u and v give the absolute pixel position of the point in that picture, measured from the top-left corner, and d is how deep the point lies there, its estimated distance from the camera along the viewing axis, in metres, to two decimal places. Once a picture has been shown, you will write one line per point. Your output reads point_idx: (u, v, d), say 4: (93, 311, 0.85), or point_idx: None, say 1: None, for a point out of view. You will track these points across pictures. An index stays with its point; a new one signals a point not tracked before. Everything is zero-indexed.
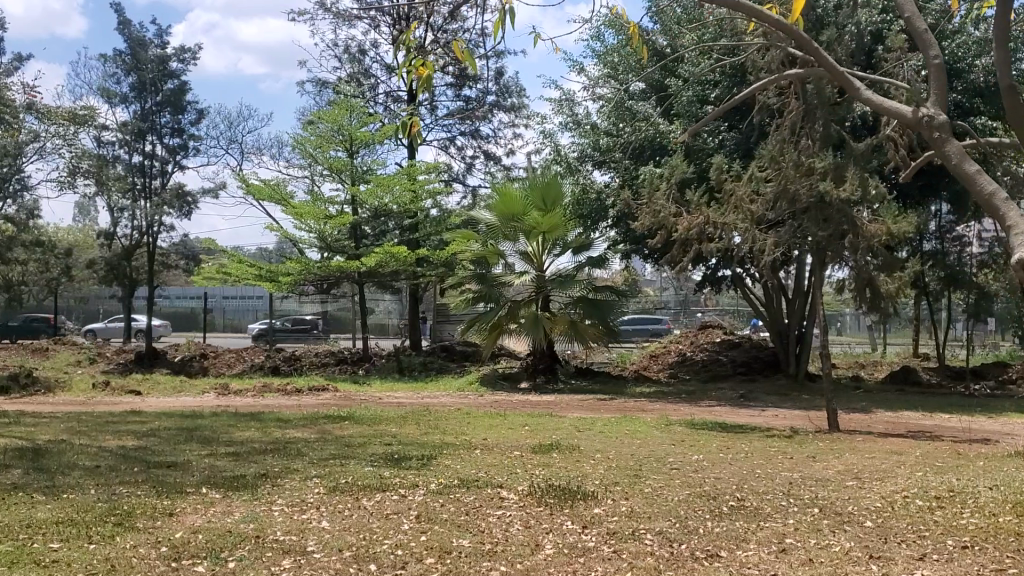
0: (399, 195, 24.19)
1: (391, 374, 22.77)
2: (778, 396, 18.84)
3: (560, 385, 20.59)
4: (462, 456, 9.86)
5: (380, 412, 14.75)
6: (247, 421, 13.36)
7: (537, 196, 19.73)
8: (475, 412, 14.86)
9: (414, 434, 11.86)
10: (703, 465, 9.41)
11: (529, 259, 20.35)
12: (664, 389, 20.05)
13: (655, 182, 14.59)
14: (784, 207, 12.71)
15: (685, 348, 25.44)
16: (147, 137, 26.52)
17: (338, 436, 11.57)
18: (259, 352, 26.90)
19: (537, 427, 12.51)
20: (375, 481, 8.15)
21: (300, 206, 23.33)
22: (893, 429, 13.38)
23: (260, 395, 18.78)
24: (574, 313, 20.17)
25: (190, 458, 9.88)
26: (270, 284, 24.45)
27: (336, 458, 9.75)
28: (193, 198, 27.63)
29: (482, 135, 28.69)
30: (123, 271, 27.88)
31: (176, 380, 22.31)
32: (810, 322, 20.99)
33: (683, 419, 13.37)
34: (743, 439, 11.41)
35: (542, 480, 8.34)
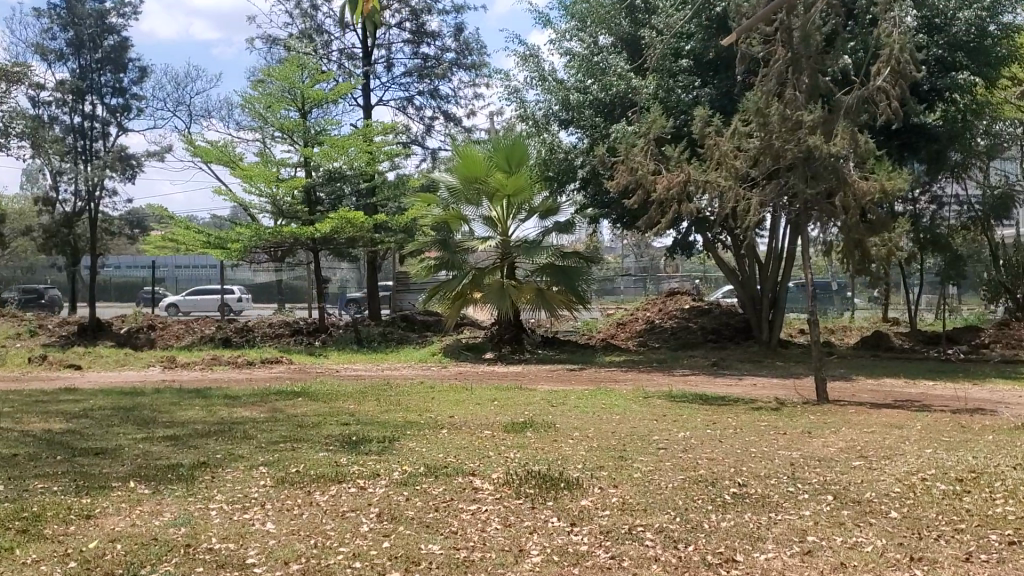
0: (355, 157, 22.96)
1: (349, 345, 21.73)
2: (753, 365, 18.15)
3: (526, 355, 19.72)
4: (428, 437, 8.92)
5: (337, 386, 13.73)
6: (191, 399, 12.27)
7: (501, 157, 18.73)
8: (439, 386, 13.92)
9: (374, 411, 10.90)
10: (692, 443, 8.56)
11: (493, 224, 19.41)
12: (634, 358, 19.29)
13: (630, 139, 13.66)
14: (769, 164, 11.86)
15: (654, 316, 24.66)
16: (87, 96, 24.95)
17: (291, 415, 10.55)
18: (210, 323, 25.63)
19: (506, 402, 11.59)
20: (330, 470, 7.18)
21: (249, 168, 21.97)
22: (881, 399, 12.67)
23: (209, 369, 17.69)
24: (540, 281, 19.28)
25: (123, 444, 8.80)
26: (219, 251, 23.19)
27: (287, 442, 8.74)
28: (137, 161, 26.18)
29: (442, 95, 27.51)
30: (64, 240, 26.37)
31: (119, 353, 21.06)
32: (784, 288, 20.31)
33: (662, 392, 12.53)
34: (729, 413, 10.60)
35: (518, 465, 7.42)
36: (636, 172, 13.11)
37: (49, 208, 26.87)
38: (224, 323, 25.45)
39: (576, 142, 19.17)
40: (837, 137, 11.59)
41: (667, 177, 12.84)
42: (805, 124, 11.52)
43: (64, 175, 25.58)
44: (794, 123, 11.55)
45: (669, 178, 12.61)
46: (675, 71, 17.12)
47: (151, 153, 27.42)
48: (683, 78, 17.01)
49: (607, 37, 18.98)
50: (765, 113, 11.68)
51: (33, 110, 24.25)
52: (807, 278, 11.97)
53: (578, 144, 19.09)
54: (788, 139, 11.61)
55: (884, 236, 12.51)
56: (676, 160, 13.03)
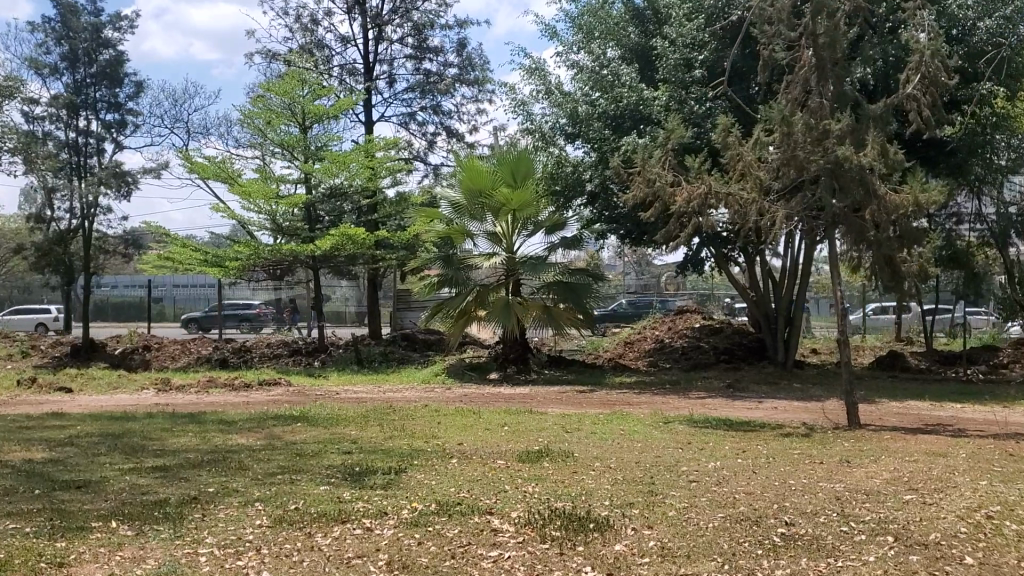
0: (356, 173, 22.34)
1: (349, 365, 21.07)
2: (769, 386, 17.49)
3: (533, 376, 19.06)
4: (437, 467, 8.26)
5: (338, 410, 13.06)
6: (184, 425, 11.60)
7: (505, 172, 18.10)
8: (445, 409, 13.25)
9: (378, 438, 10.24)
10: (725, 477, 7.90)
11: (497, 239, 18.78)
12: (645, 379, 18.63)
13: (646, 151, 13.05)
14: (795, 175, 11.27)
15: (663, 334, 24.02)
16: (81, 111, 24.35)
17: (290, 443, 9.88)
18: (206, 343, 24.97)
19: (518, 428, 10.93)
20: (332, 507, 6.51)
21: (246, 184, 21.35)
22: (912, 423, 12.03)
23: (204, 392, 17.01)
24: (546, 299, 18.63)
25: (108, 476, 8.13)
26: (216, 269, 22.56)
27: (285, 473, 8.07)
28: (132, 177, 25.62)
29: (444, 111, 26.98)
30: (56, 258, 25.69)
31: (112, 375, 20.39)
32: (799, 307, 19.69)
33: (682, 416, 11.86)
34: (757, 441, 9.94)
35: (538, 501, 6.78)
36: (651, 184, 12.50)
37: (42, 225, 26.22)
38: (221, 343, 24.79)
39: (584, 156, 18.56)
40: (867, 147, 11.01)
41: (685, 190, 12.24)
42: (832, 133, 10.94)
43: (57, 191, 24.95)
44: (821, 132, 10.96)
45: (687, 192, 11.99)
46: (688, 82, 16.57)
47: (147, 170, 26.88)
48: (696, 90, 16.47)
49: (615, 49, 18.43)
50: (790, 122, 11.09)
51: (26, 125, 23.69)
52: (836, 296, 11.36)
53: (586, 158, 18.48)
54: (814, 150, 11.05)
55: (914, 251, 11.90)
56: (694, 172, 12.44)
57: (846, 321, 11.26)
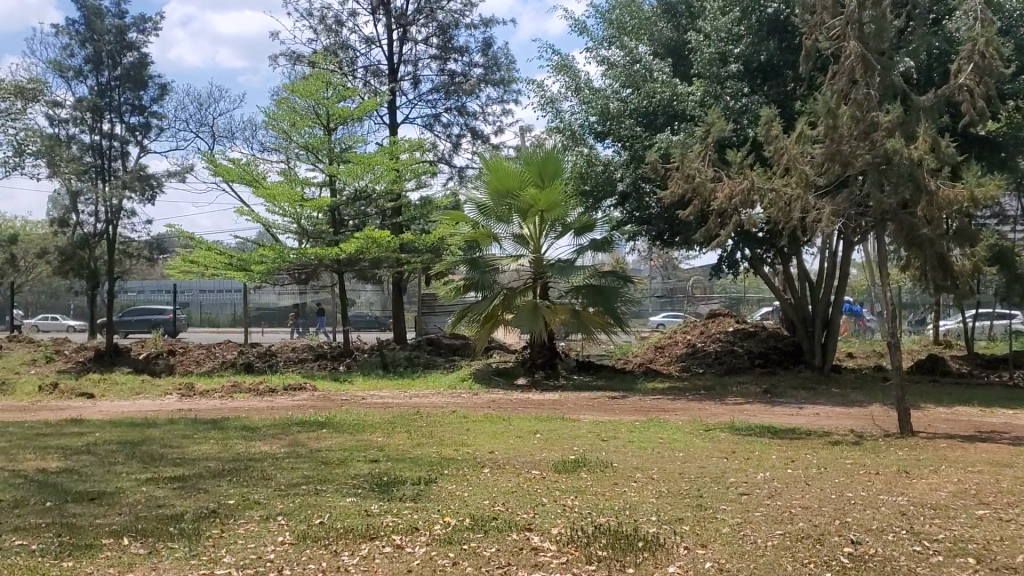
0: (381, 175, 21.98)
1: (374, 370, 20.68)
2: (808, 392, 16.89)
3: (562, 381, 18.57)
4: (469, 478, 7.81)
5: (364, 417, 12.65)
6: (206, 432, 11.22)
7: (534, 172, 17.69)
8: (474, 416, 12.79)
9: (405, 446, 9.80)
10: (777, 489, 7.40)
11: (525, 241, 18.34)
12: (678, 385, 18.08)
13: (682, 147, 12.57)
14: (840, 171, 10.76)
15: (694, 339, 23.47)
16: (105, 114, 24.15)
17: (314, 451, 9.46)
18: (230, 348, 24.67)
19: (551, 436, 10.47)
20: (360, 522, 6.08)
21: (270, 186, 21.04)
22: (965, 430, 11.42)
23: (227, 397, 16.66)
24: (575, 303, 18.15)
25: (124, 486, 7.74)
26: (240, 273, 22.26)
27: (309, 484, 7.66)
28: (156, 181, 25.43)
29: (470, 111, 26.57)
30: (80, 262, 25.48)
31: (135, 380, 20.10)
32: (837, 310, 19.10)
33: (723, 424, 11.33)
34: (806, 450, 9.41)
35: (580, 517, 6.31)
36: (689, 182, 12.01)
37: (66, 230, 26.08)
38: (245, 348, 24.47)
39: (614, 155, 18.11)
40: (917, 141, 10.48)
41: (725, 187, 11.73)
42: (881, 126, 10.41)
43: (82, 195, 24.76)
44: (868, 125, 10.45)
45: (726, 188, 11.49)
46: (723, 77, 16.07)
47: (172, 173, 26.68)
48: (731, 85, 15.98)
49: (647, 46, 17.95)
50: (835, 115, 10.59)
51: (50, 129, 23.53)
52: (885, 298, 10.81)
53: (617, 157, 18.01)
54: (861, 144, 10.53)
55: (967, 250, 11.33)
56: (733, 169, 11.94)
57: (896, 323, 10.70)
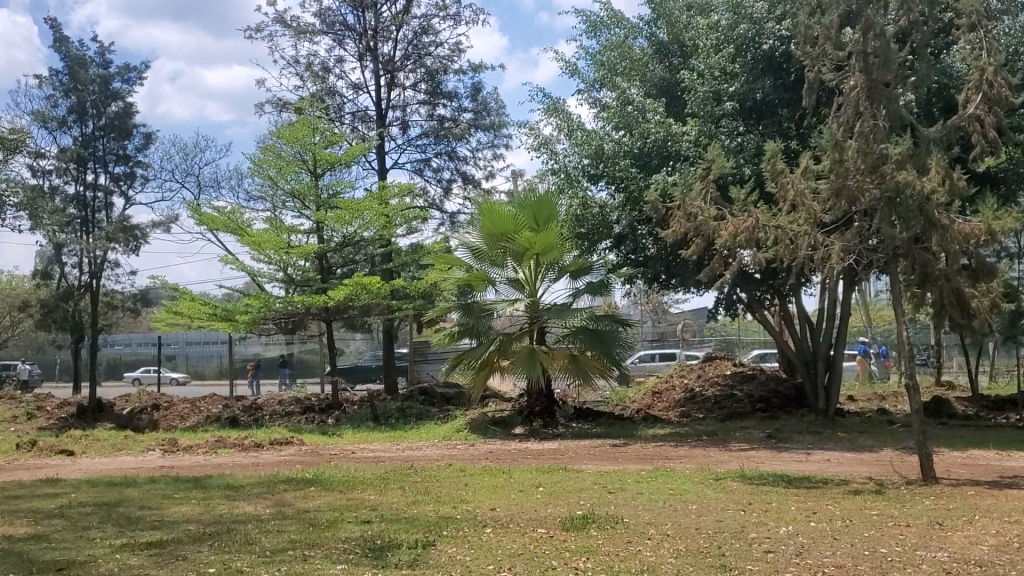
0: (370, 221, 21.55)
1: (365, 422, 20.04)
2: (814, 436, 16.34)
3: (560, 430, 17.96)
4: (470, 540, 7.23)
5: (355, 472, 12.03)
6: (188, 491, 10.59)
7: (527, 215, 17.28)
8: (471, 468, 12.18)
9: (400, 504, 9.21)
10: (805, 546, 6.85)
11: (519, 285, 17.90)
12: (680, 431, 17.50)
13: (682, 184, 12.17)
14: (848, 205, 10.36)
15: (692, 383, 22.91)
16: (89, 164, 23.73)
17: (301, 512, 8.85)
18: (216, 402, 23.96)
19: (555, 490, 9.88)
20: None
21: (257, 234, 20.58)
22: (988, 475, 10.89)
23: (212, 453, 15.99)
24: (572, 348, 17.64)
25: (95, 554, 7.12)
26: (226, 323, 21.67)
27: (297, 549, 7.08)
28: (141, 232, 24.97)
29: (460, 156, 26.24)
30: (63, 315, 24.89)
31: (117, 436, 19.39)
32: (839, 350, 18.64)
33: (734, 473, 10.76)
34: (827, 501, 8.86)
35: None
36: (691, 220, 11.58)
37: (49, 282, 25.52)
38: (232, 401, 23.76)
39: (610, 196, 17.74)
40: (929, 173, 10.10)
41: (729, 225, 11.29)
42: (891, 158, 10.04)
43: (65, 247, 24.24)
44: (877, 157, 10.07)
45: (731, 225, 11.06)
46: (718, 116, 15.75)
47: (157, 223, 26.21)
48: (726, 124, 15.67)
49: (640, 86, 17.66)
50: (841, 149, 10.21)
51: (32, 180, 23.06)
52: (901, 337, 10.34)
53: (612, 198, 17.65)
54: (870, 177, 10.15)
55: (982, 285, 10.92)
56: (736, 206, 11.54)
57: (913, 363, 10.23)
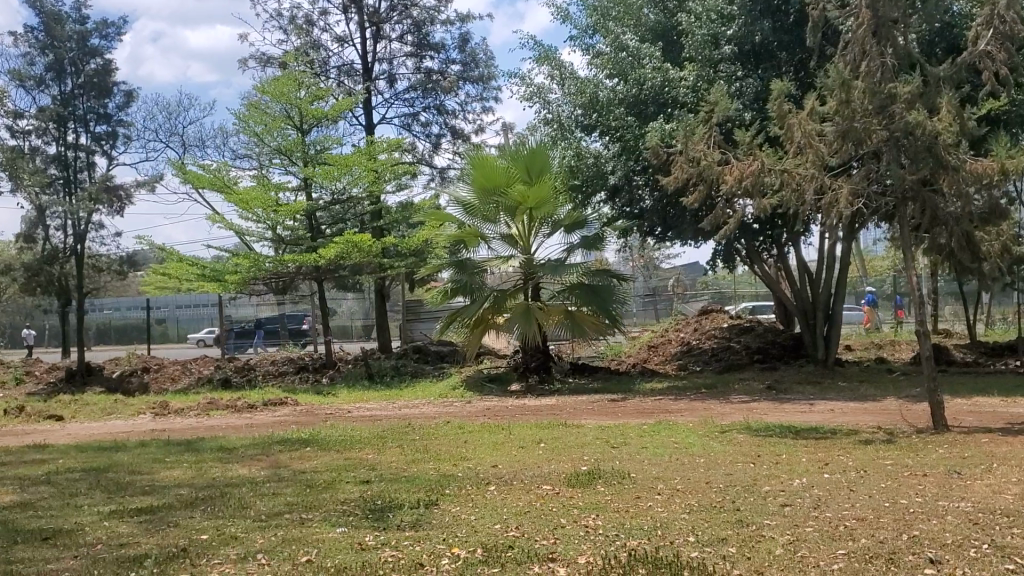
0: (358, 177, 21.06)
1: (359, 381, 19.78)
2: (815, 387, 16.14)
3: (557, 385, 17.73)
4: (474, 498, 6.96)
5: (351, 432, 11.75)
6: (180, 454, 10.29)
7: (521, 168, 16.85)
8: (470, 426, 11.93)
9: (399, 462, 8.94)
10: (821, 499, 6.59)
11: (513, 241, 17.52)
12: (678, 385, 17.29)
13: (682, 130, 11.76)
14: (855, 148, 9.99)
15: (688, 336, 22.69)
16: (69, 124, 23.10)
17: (297, 473, 8.57)
18: (208, 364, 23.65)
19: (557, 445, 9.63)
20: (355, 559, 5.26)
21: (243, 192, 20.12)
22: (997, 422, 10.69)
23: (204, 415, 15.71)
24: (568, 303, 17.35)
25: (82, 522, 6.83)
26: (215, 284, 21.27)
27: (293, 513, 6.82)
28: (125, 192, 24.44)
29: (449, 110, 25.71)
30: (48, 278, 24.44)
31: (108, 400, 19.08)
32: (838, 299, 18.42)
33: (739, 425, 10.51)
34: (838, 452, 8.62)
35: (607, 541, 5.52)
36: (692, 166, 11.20)
37: (32, 245, 25.02)
38: (223, 363, 23.45)
39: (604, 147, 17.30)
40: (939, 112, 9.74)
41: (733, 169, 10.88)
42: (900, 97, 9.65)
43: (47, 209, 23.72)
44: (886, 97, 9.68)
45: (734, 171, 10.70)
46: (716, 60, 15.41)
47: (141, 183, 25.67)
48: (725, 68, 15.38)
49: (635, 31, 17.13)
50: (848, 88, 9.82)
51: (10, 141, 22.44)
52: (910, 283, 10.06)
53: (607, 149, 17.19)
54: (877, 118, 9.78)
55: (991, 228, 10.63)
56: (739, 151, 11.15)
57: (922, 309, 9.96)
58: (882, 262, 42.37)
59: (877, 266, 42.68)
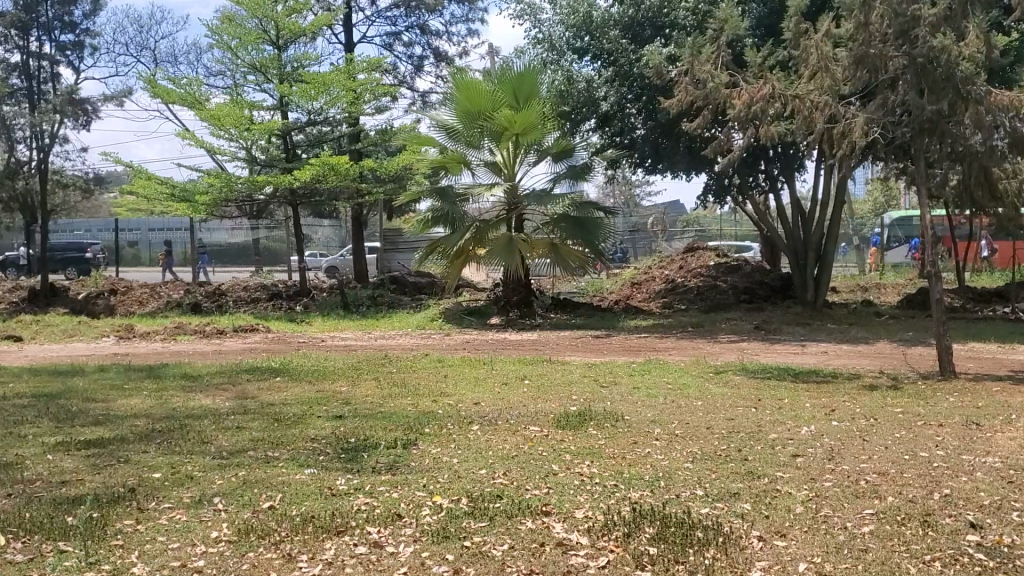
0: (336, 97, 20.09)
1: (334, 310, 19.11)
2: (805, 329, 15.67)
3: (539, 320, 17.14)
4: (457, 439, 6.37)
5: (324, 362, 11.13)
6: (141, 381, 9.62)
7: (508, 92, 16.01)
8: (450, 359, 11.31)
9: (376, 397, 8.34)
10: (834, 450, 6.05)
11: (497, 169, 16.75)
12: (664, 323, 16.76)
13: (685, 52, 10.95)
14: (872, 76, 9.32)
15: (673, 275, 22.05)
16: (32, 31, 21.78)
17: (266, 406, 7.95)
18: (178, 287, 22.86)
19: (543, 383, 9.04)
20: (324, 506, 4.65)
21: (216, 108, 19.13)
22: (1002, 370, 10.22)
23: (171, 340, 15.04)
24: (553, 235, 16.69)
25: (24, 455, 6.18)
26: (185, 204, 20.36)
27: (259, 450, 6.20)
28: (91, 106, 23.28)
29: (433, 30, 24.62)
30: (10, 194, 23.39)
31: (70, 322, 18.31)
32: (831, 240, 17.94)
33: (734, 366, 9.99)
34: (844, 398, 8.11)
35: (607, 492, 4.94)
36: (697, 90, 10.47)
37: None
38: (193, 287, 22.67)
39: (597, 70, 16.53)
40: (965, 38, 9.02)
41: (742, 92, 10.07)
42: (924, 20, 8.92)
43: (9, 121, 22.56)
44: (909, 20, 8.94)
45: (742, 96, 9.92)
46: None
47: (109, 97, 24.49)
48: None
49: None
50: (868, 10, 9.14)
51: None
52: (923, 221, 9.50)
53: (599, 74, 16.42)
54: (899, 42, 9.05)
55: (1009, 166, 10.06)
56: (747, 76, 10.41)
57: (934, 249, 9.40)
58: (867, 204, 41.90)
59: (863, 207, 42.20)
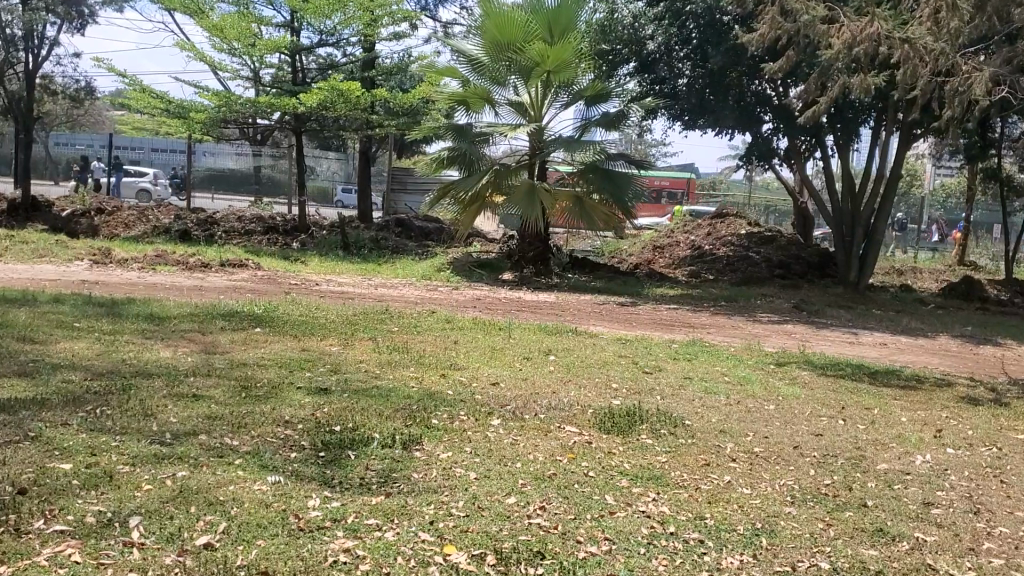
0: (353, 17, 18.28)
1: (333, 250, 17.57)
2: (850, 313, 14.14)
3: (555, 279, 15.59)
4: (471, 442, 4.86)
5: (315, 312, 9.56)
6: (93, 322, 7.99)
7: (542, 24, 14.27)
8: (459, 320, 9.75)
9: (372, 367, 6.78)
10: (974, 498, 4.54)
11: (523, 110, 15.05)
12: (693, 294, 15.23)
13: None
14: (1000, 21, 7.63)
15: (700, 241, 20.44)
16: None
17: (236, 367, 6.45)
18: (168, 212, 21.24)
19: (572, 363, 7.50)
20: (280, 554, 3.17)
21: (221, 20, 17.35)
22: None
23: (149, 270, 13.49)
24: (579, 187, 15.04)
25: None
26: (181, 123, 18.65)
27: (212, 437, 4.68)
28: (88, 8, 21.42)
29: None
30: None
31: (45, 241, 16.73)
32: (883, 217, 16.26)
33: (796, 358, 8.48)
34: (943, 412, 6.60)
35: (695, 560, 3.43)
36: (785, 24, 8.81)
37: None
38: (185, 213, 21.09)
39: (644, 7, 14.77)
40: None
41: (837, 30, 8.35)
42: None
43: None
44: None
45: (837, 36, 8.23)
46: None
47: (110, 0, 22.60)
48: None
49: None
50: None
51: None
52: None
53: (646, 11, 14.67)
54: None
55: None
56: (845, 14, 8.73)
57: None
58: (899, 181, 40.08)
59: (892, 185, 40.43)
